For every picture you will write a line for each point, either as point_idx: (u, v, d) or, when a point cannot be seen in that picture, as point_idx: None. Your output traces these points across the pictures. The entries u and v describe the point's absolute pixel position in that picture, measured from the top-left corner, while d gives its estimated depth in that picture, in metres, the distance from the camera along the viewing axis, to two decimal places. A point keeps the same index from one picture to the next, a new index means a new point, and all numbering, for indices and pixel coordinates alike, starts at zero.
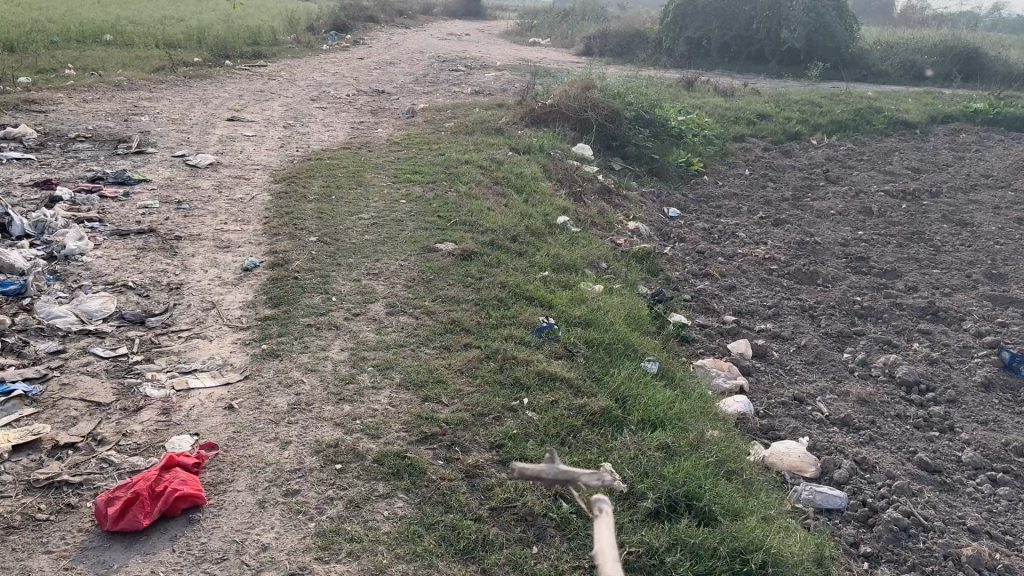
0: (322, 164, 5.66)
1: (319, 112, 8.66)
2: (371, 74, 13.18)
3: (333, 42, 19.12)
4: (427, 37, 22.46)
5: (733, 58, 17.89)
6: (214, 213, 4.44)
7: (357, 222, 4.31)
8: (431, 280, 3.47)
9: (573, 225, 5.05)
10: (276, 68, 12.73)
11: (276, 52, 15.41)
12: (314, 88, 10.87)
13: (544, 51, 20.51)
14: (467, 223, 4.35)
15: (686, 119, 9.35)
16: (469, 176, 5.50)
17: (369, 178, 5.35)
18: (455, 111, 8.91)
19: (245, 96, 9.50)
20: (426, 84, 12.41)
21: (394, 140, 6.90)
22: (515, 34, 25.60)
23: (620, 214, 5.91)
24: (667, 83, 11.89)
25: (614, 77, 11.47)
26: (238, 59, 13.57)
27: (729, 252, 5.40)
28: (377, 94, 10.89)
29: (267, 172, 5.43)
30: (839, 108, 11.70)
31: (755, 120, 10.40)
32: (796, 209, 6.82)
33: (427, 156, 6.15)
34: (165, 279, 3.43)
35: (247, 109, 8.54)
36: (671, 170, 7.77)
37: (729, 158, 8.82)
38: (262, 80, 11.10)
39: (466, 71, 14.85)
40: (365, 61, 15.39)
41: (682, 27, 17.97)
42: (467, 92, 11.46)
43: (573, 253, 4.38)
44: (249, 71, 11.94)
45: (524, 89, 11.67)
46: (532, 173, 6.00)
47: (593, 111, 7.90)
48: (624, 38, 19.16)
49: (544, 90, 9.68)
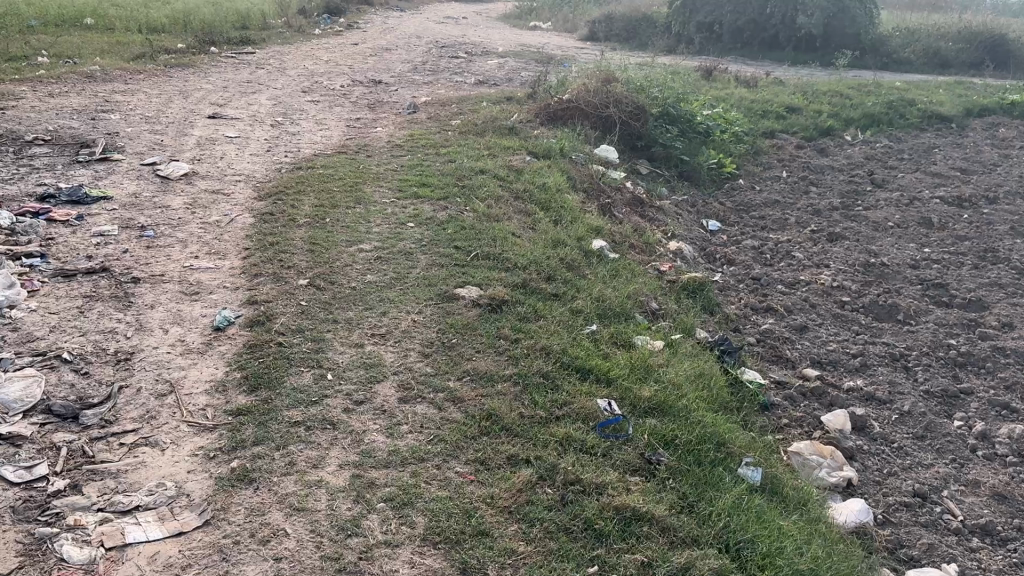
0: (313, 174, 4.89)
1: (311, 107, 7.86)
2: (367, 62, 12.35)
3: (326, 26, 18.26)
4: (424, 20, 21.53)
5: (746, 44, 17.11)
6: (184, 243, 3.68)
7: (357, 254, 3.55)
8: (454, 344, 2.73)
9: (611, 251, 4.30)
10: (265, 55, 11.88)
11: (266, 37, 14.54)
12: (305, 79, 10.05)
13: (547, 36, 19.64)
14: (491, 257, 3.60)
15: (713, 113, 8.59)
16: (485, 190, 4.74)
17: (370, 193, 4.58)
18: (460, 106, 8.12)
19: (229, 88, 8.69)
20: (427, 73, 11.59)
21: (396, 142, 6.12)
22: (515, 18, 24.74)
23: (658, 230, 5.17)
24: (684, 72, 11.10)
25: (630, 68, 10.67)
26: (226, 45, 12.75)
27: (789, 280, 4.67)
28: (375, 85, 10.09)
29: (250, 185, 4.67)
30: (870, 100, 10.94)
31: (784, 114, 9.69)
32: (848, 221, 6.10)
33: (434, 163, 5.38)
34: (112, 344, 2.68)
35: (232, 103, 7.73)
36: (703, 173, 7.02)
37: (761, 158, 8.07)
38: (249, 69, 10.28)
39: (468, 58, 14.01)
40: (360, 47, 14.52)
41: (693, 12, 17.10)
42: (471, 82, 10.67)
43: (620, 291, 3.63)
44: (236, 59, 11.09)
45: (532, 79, 10.88)
46: (557, 184, 5.24)
47: (615, 107, 7.11)
48: (631, 23, 18.32)
49: (557, 81, 8.90)
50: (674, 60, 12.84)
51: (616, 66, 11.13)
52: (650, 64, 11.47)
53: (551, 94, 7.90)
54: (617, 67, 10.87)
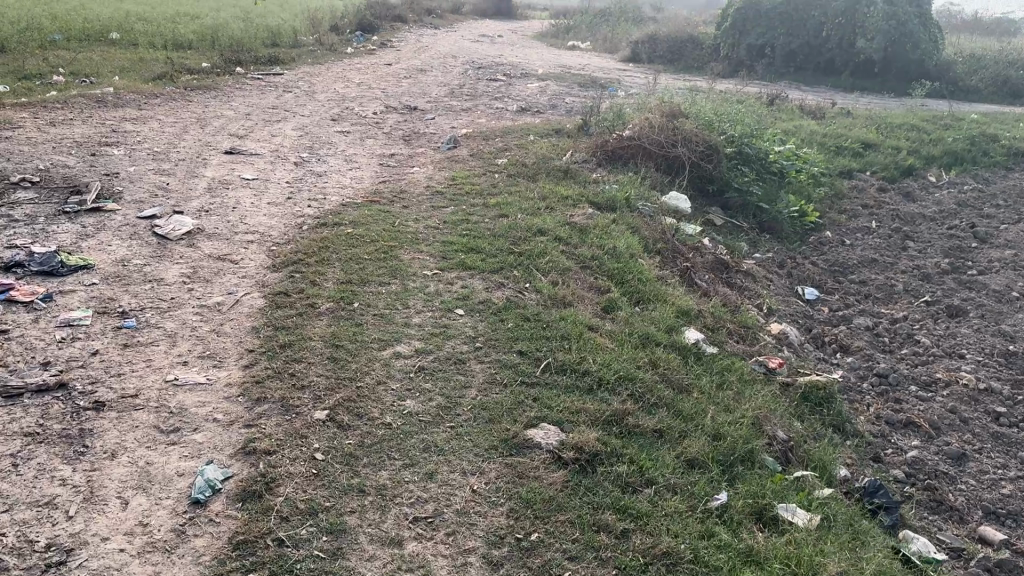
0: (340, 235, 4.10)
1: (339, 140, 7.11)
2: (400, 85, 11.64)
3: (358, 43, 17.66)
4: (459, 39, 20.90)
5: (799, 68, 16.34)
6: (172, 342, 2.89)
7: (393, 364, 2.71)
8: (534, 542, 1.92)
9: (710, 345, 3.45)
10: (293, 77, 11.24)
11: (295, 56, 13.92)
12: (335, 106, 9.35)
13: (586, 57, 18.91)
14: (566, 370, 2.75)
15: (787, 150, 7.72)
16: (548, 260, 3.92)
17: (407, 265, 3.77)
18: (505, 141, 7.34)
19: (252, 116, 7.99)
20: (464, 99, 10.87)
21: (436, 188, 5.33)
22: (550, 36, 24.09)
23: (752, 307, 4.32)
24: (745, 100, 10.25)
25: (686, 97, 9.85)
26: (252, 64, 12.12)
27: (922, 383, 3.81)
28: (410, 113, 9.36)
29: (264, 251, 3.88)
30: (948, 134, 9.99)
31: (859, 151, 8.79)
32: (963, 292, 5.19)
33: (482, 220, 4.58)
34: (44, 530, 1.87)
35: (254, 134, 7.00)
36: (784, 225, 6.15)
37: (842, 204, 7.18)
38: (275, 94, 9.59)
39: (507, 81, 13.27)
40: (395, 68, 13.86)
41: (743, 33, 16.44)
42: (512, 110, 9.91)
43: (736, 418, 2.79)
44: (264, 82, 10.42)
45: (579, 109, 10.13)
46: (630, 246, 4.40)
47: (684, 146, 6.27)
48: (677, 43, 17.59)
49: (612, 113, 8.10)
50: (729, 87, 12.01)
51: (668, 96, 10.33)
52: (706, 91, 10.62)
53: (607, 129, 7.09)
54: (671, 98, 10.07)
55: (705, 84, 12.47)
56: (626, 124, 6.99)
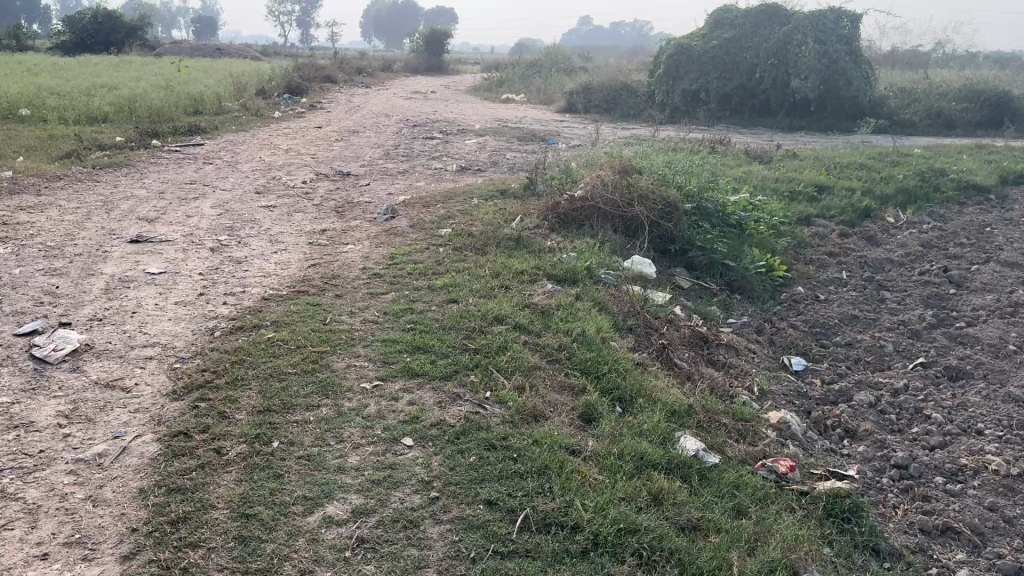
0: (258, 343, 3.43)
1: (262, 217, 6.47)
2: (331, 149, 11.08)
3: (286, 107, 17.13)
4: (391, 97, 20.54)
5: (734, 111, 16.47)
6: (33, 522, 2.22)
7: (324, 537, 2.09)
8: None
9: (710, 453, 2.90)
10: (216, 147, 10.59)
11: (219, 124, 13.31)
12: (260, 176, 8.72)
13: (521, 110, 18.70)
14: (551, 525, 2.20)
15: (743, 200, 7.35)
16: (509, 357, 3.30)
17: (341, 377, 3.12)
18: (446, 206, 6.79)
19: (167, 195, 7.31)
20: (399, 160, 10.34)
21: (372, 270, 4.72)
22: (484, 90, 23.98)
23: (741, 390, 3.78)
24: (689, 147, 9.95)
25: (631, 149, 9.49)
26: (171, 136, 11.46)
27: (949, 472, 3.30)
28: (342, 179, 8.79)
29: (164, 374, 3.19)
30: (897, 171, 9.81)
31: (813, 195, 8.50)
32: (957, 349, 4.76)
33: (428, 308, 3.97)
34: None
35: (167, 217, 6.34)
36: (754, 282, 5.69)
37: (807, 254, 6.79)
38: (195, 168, 8.93)
39: (443, 140, 12.85)
40: (325, 131, 13.32)
41: (676, 78, 16.47)
42: (452, 171, 9.43)
43: (765, 567, 2.22)
44: (183, 155, 9.75)
45: (520, 167, 9.70)
46: (599, 327, 3.83)
47: (641, 205, 5.81)
48: (611, 93, 17.65)
49: (557, 172, 7.65)
50: (671, 134, 11.76)
51: (611, 149, 9.99)
52: (650, 141, 10.33)
53: (556, 188, 6.60)
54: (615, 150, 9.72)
55: (646, 134, 12.25)
56: (576, 183, 6.51)
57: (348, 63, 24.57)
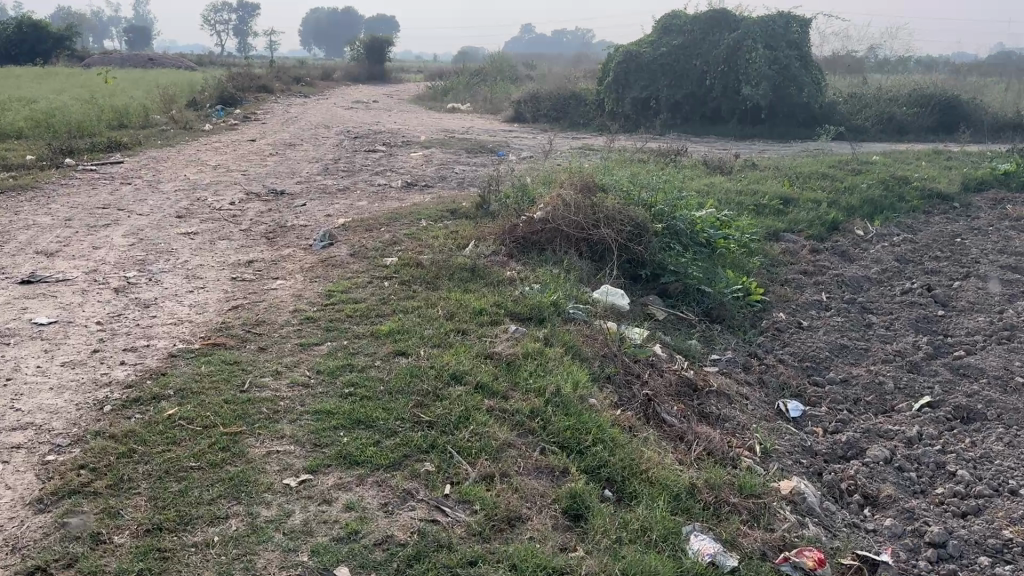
0: (157, 423, 2.74)
1: (181, 248, 5.73)
2: (265, 165, 10.32)
3: (219, 120, 16.25)
4: (331, 107, 19.75)
5: (685, 119, 16.16)
6: None
7: None
8: None
9: (727, 556, 2.34)
10: (138, 166, 9.76)
11: (143, 140, 12.42)
12: (184, 198, 7.94)
13: (467, 119, 18.12)
14: None
15: (711, 214, 6.86)
16: (471, 432, 2.69)
17: (259, 470, 2.47)
18: (391, 230, 6.14)
19: (74, 223, 6.51)
20: (339, 177, 9.64)
21: (305, 313, 4.05)
22: (428, 99, 23.36)
23: (742, 450, 3.24)
24: (646, 158, 9.48)
25: (586, 161, 8.98)
26: (88, 153, 10.58)
27: (995, 550, 2.77)
28: (276, 199, 8.07)
29: (32, 471, 2.49)
30: (860, 180, 9.47)
31: (779, 207, 8.09)
32: (963, 385, 4.31)
33: (370, 363, 3.33)
34: None
35: (71, 250, 5.57)
36: (732, 309, 5.18)
37: (781, 273, 6.33)
38: (111, 191, 8.12)
39: (386, 153, 12.18)
40: (259, 145, 12.52)
41: (625, 86, 16.11)
42: (395, 187, 8.78)
43: None
44: (99, 176, 8.92)
45: (468, 183, 9.10)
46: (575, 382, 3.25)
47: (606, 228, 5.26)
48: (559, 102, 17.23)
49: (511, 189, 7.07)
50: (625, 144, 11.30)
51: (564, 163, 9.47)
52: (604, 152, 9.84)
53: (511, 209, 6.01)
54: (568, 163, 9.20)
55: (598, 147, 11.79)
56: (535, 203, 5.94)
57: (285, 73, 23.69)
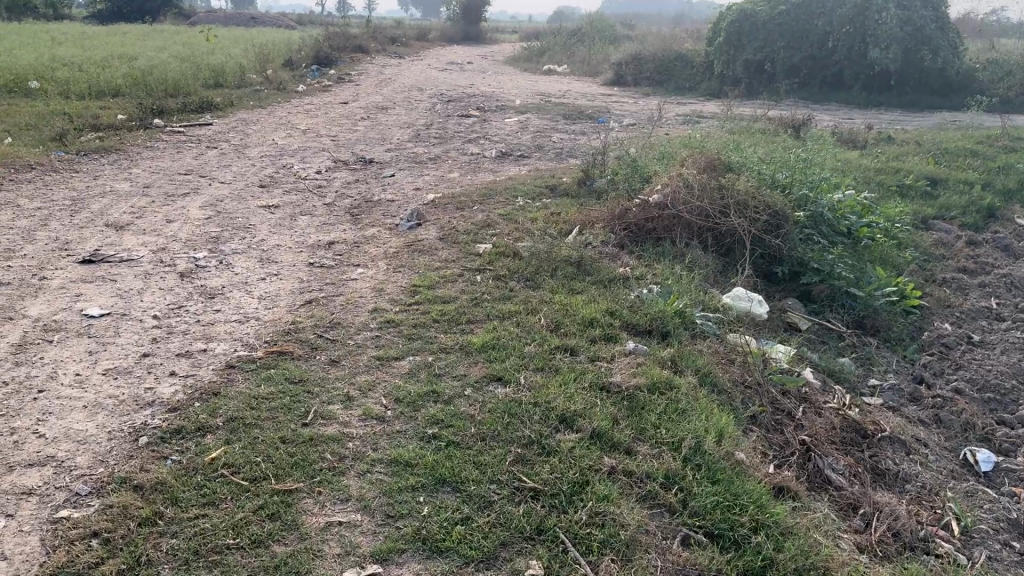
0: (195, 470, 2.20)
1: (258, 224, 5.27)
2: (355, 131, 9.87)
3: (313, 79, 15.97)
4: (425, 68, 19.26)
5: (802, 84, 14.94)
6: None
7: None
8: None
9: None
10: (227, 128, 9.44)
11: (235, 100, 12.16)
12: (269, 166, 7.54)
13: (564, 82, 17.38)
14: None
15: (852, 196, 5.96)
16: (590, 510, 2.06)
17: (313, 553, 1.89)
18: (485, 210, 5.53)
19: (152, 190, 6.15)
20: (431, 145, 9.09)
21: (385, 314, 3.47)
22: (524, 60, 22.61)
23: (936, 530, 2.57)
24: (766, 130, 8.57)
25: (700, 134, 8.15)
26: (178, 113, 10.35)
27: None
28: (365, 168, 7.58)
29: (35, 533, 1.97)
30: (1017, 158, 8.29)
31: (925, 189, 7.07)
32: None
33: (461, 391, 2.71)
34: None
35: (144, 222, 5.17)
36: (887, 318, 4.36)
37: (936, 271, 5.42)
38: (195, 155, 7.79)
39: (481, 118, 11.58)
40: (351, 107, 12.11)
41: (738, 48, 14.99)
42: (491, 158, 8.17)
43: None
44: (187, 139, 8.63)
45: (569, 155, 8.41)
46: (717, 430, 2.57)
47: (737, 215, 4.51)
48: (664, 63, 16.36)
49: (619, 165, 6.36)
50: (739, 115, 10.33)
51: (673, 138, 8.66)
52: (718, 125, 8.97)
53: (621, 190, 5.30)
54: (679, 138, 8.40)
55: (709, 118, 10.87)
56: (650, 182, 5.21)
57: (381, 32, 23.32)
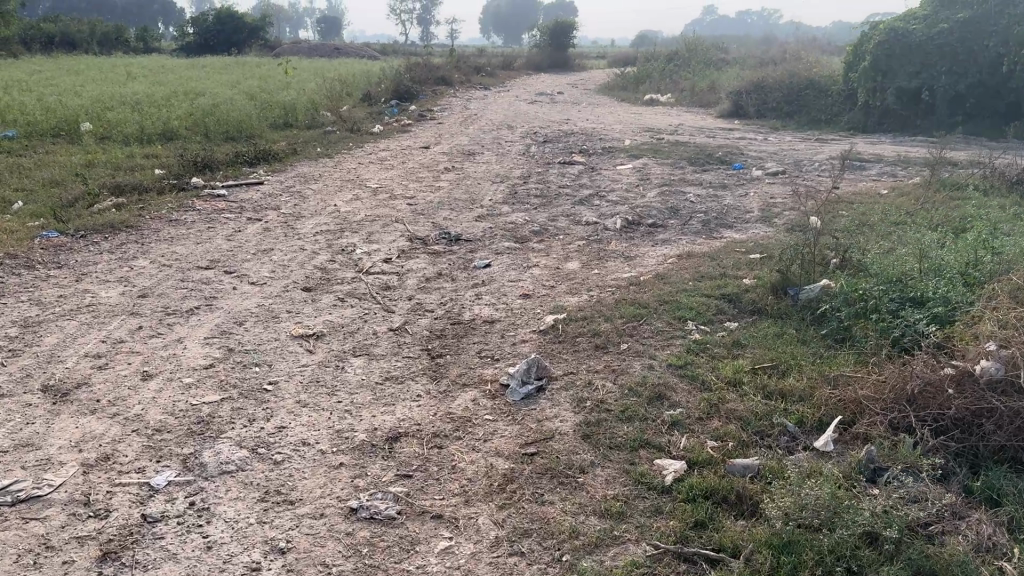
0: None
1: (282, 382, 3.34)
2: (437, 190, 7.99)
3: (392, 116, 14.35)
4: (514, 100, 17.46)
5: (967, 117, 12.34)
6: None
7: None
8: None
9: None
10: (282, 188, 7.70)
11: (300, 145, 10.51)
12: (324, 248, 5.68)
13: (673, 115, 15.34)
14: None
15: None
16: None
17: None
18: (645, 355, 3.45)
19: (147, 304, 4.34)
20: (533, 212, 7.13)
21: None
22: (622, 89, 20.67)
23: None
24: (994, 204, 6.27)
25: (905, 216, 5.98)
26: (229, 164, 8.71)
27: None
28: (449, 253, 5.66)
29: None
30: None
31: None
32: None
33: None
34: None
35: (104, 382, 3.30)
36: None
37: None
38: (229, 233, 6.01)
39: (588, 166, 9.61)
40: (434, 153, 10.31)
41: (886, 74, 12.59)
42: (616, 236, 6.15)
43: None
44: (227, 205, 6.89)
45: (719, 231, 6.30)
46: None
47: None
48: (793, 93, 14.14)
49: (838, 274, 4.28)
50: (924, 176, 8.08)
51: (858, 212, 6.46)
52: (916, 198, 6.76)
53: (886, 346, 3.24)
54: (873, 215, 6.21)
55: (880, 175, 8.63)
56: (951, 336, 3.06)
57: (466, 61, 21.76)
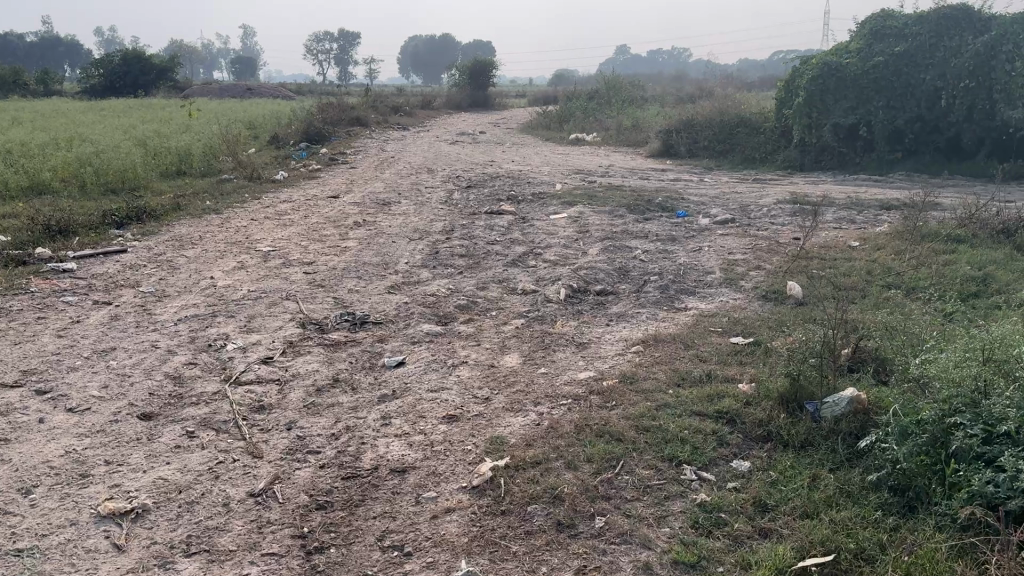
0: None
1: None
2: (343, 251, 6.74)
3: (299, 160, 13.02)
4: (434, 141, 16.33)
5: (907, 153, 11.62)
6: None
7: None
8: None
9: None
10: (151, 256, 6.31)
11: (186, 198, 9.10)
12: (186, 343, 4.37)
13: (602, 154, 14.48)
14: None
15: None
16: None
17: None
18: (633, 539, 2.33)
19: None
20: (458, 278, 5.95)
21: None
22: (546, 126, 19.82)
23: None
24: (990, 262, 5.39)
25: (896, 282, 5.03)
26: (92, 223, 7.26)
27: None
28: (350, 345, 4.42)
29: None
30: None
31: None
32: None
33: None
34: None
35: None
36: None
37: None
38: (64, 326, 4.63)
39: (517, 215, 8.51)
40: (342, 204, 9.05)
41: (823, 109, 11.90)
42: (558, 310, 5.03)
43: None
44: (73, 283, 5.49)
45: (681, 300, 5.25)
46: None
47: None
48: (725, 130, 13.45)
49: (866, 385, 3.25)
50: (890, 223, 7.25)
51: (836, 272, 5.50)
52: (895, 254, 5.85)
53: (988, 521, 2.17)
54: (857, 278, 5.25)
55: (838, 221, 7.78)
56: None
57: (382, 100, 20.57)
